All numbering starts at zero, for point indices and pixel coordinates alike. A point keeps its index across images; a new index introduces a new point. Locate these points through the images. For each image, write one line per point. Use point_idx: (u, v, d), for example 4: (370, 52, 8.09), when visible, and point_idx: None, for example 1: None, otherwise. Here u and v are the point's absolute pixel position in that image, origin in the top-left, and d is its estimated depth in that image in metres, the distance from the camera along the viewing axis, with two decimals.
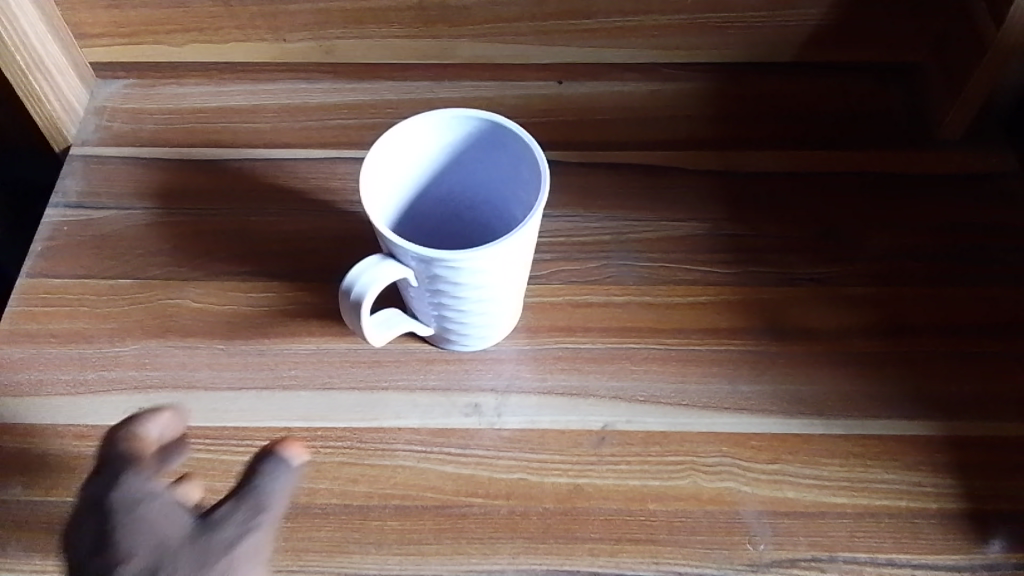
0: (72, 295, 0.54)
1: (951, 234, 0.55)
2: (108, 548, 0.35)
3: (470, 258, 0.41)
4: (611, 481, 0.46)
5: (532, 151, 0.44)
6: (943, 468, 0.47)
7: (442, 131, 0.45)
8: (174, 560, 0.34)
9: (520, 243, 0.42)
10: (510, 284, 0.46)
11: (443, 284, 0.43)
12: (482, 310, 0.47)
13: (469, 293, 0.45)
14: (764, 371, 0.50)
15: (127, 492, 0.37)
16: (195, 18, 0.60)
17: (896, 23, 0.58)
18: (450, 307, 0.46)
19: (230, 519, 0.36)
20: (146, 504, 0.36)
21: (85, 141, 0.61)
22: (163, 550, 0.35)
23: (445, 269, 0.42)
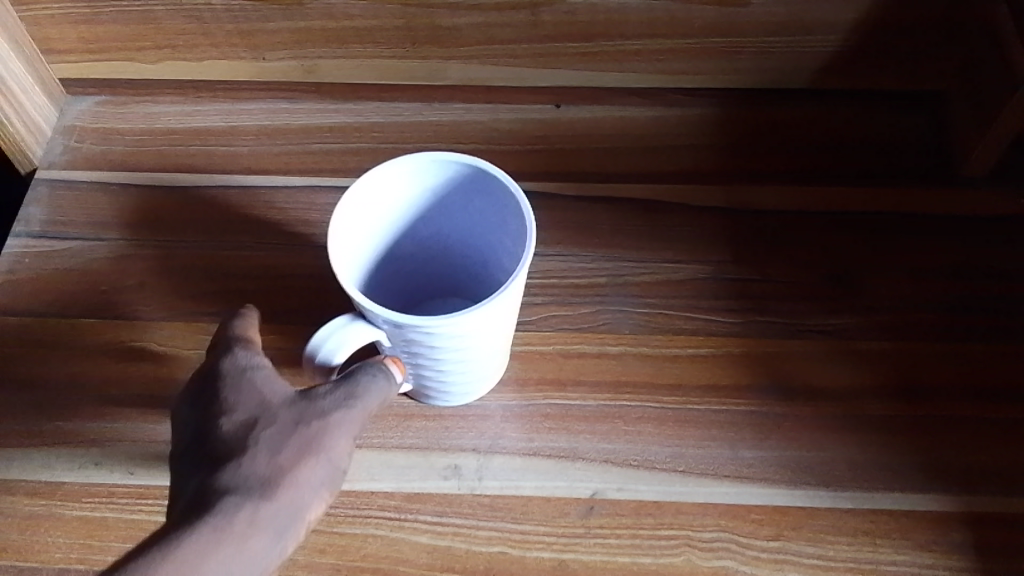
0: (31, 337, 0.51)
1: (974, 284, 0.51)
2: (213, 404, 0.35)
3: (448, 323, 0.37)
4: (598, 557, 0.43)
5: (518, 202, 0.40)
6: (959, 550, 0.43)
7: (420, 176, 0.41)
8: (276, 416, 0.34)
9: (503, 304, 0.38)
10: (494, 343, 0.42)
11: (419, 348, 0.40)
12: (463, 368, 0.43)
13: (448, 355, 0.41)
14: (768, 436, 0.46)
15: (232, 361, 0.37)
16: (167, 36, 0.56)
17: (921, 51, 0.54)
18: (428, 368, 0.42)
19: (330, 389, 0.35)
20: (250, 371, 0.36)
21: (52, 163, 0.58)
22: (266, 408, 0.35)
23: (421, 334, 0.38)
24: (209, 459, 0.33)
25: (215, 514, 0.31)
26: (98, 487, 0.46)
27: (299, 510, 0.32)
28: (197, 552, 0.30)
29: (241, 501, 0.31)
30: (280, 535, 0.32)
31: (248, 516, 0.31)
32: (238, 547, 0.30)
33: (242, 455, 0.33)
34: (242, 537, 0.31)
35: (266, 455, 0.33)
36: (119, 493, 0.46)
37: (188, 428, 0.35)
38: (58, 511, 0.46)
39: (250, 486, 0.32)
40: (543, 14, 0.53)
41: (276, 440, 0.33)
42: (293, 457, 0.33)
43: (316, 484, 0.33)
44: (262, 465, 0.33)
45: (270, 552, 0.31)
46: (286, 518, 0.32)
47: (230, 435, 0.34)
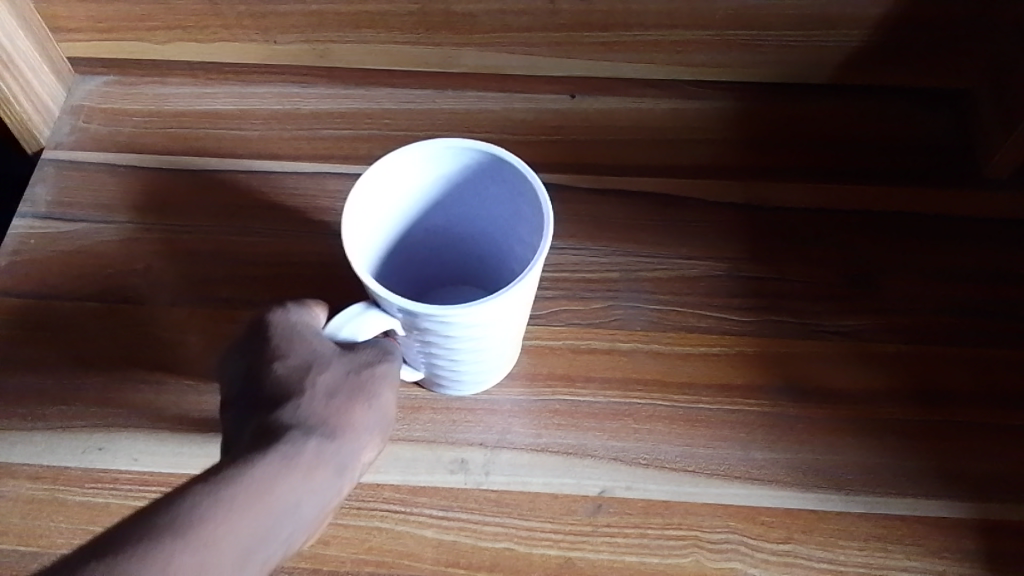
0: (36, 320, 0.50)
1: (993, 288, 0.50)
2: (264, 351, 0.35)
3: (461, 314, 0.36)
4: (606, 556, 0.42)
5: (535, 191, 0.39)
6: (972, 557, 0.43)
7: (435, 163, 0.40)
8: (328, 362, 0.35)
9: (517, 295, 0.37)
10: (507, 331, 0.41)
11: (431, 337, 0.39)
12: (475, 357, 0.42)
13: (460, 343, 0.40)
14: (781, 437, 0.45)
15: (283, 313, 0.37)
16: (178, 17, 0.55)
17: (946, 48, 0.53)
18: (438, 356, 0.41)
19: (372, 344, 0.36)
20: (300, 323, 0.36)
21: (59, 144, 0.57)
22: (320, 352, 0.35)
23: (432, 325, 0.37)
24: (267, 399, 0.34)
25: (281, 442, 0.31)
26: (101, 472, 0.46)
27: (356, 448, 0.33)
28: (271, 474, 0.30)
29: (306, 434, 0.32)
30: (342, 468, 0.32)
31: (312, 447, 0.32)
32: (305, 475, 0.31)
33: (300, 396, 0.34)
34: (308, 466, 0.31)
35: (323, 397, 0.34)
36: (123, 479, 0.46)
37: (239, 376, 0.36)
38: (61, 495, 0.45)
39: (312, 423, 0.33)
40: (561, 2, 0.53)
41: (332, 383, 0.34)
42: (349, 399, 0.34)
43: (369, 427, 0.34)
44: (320, 405, 0.33)
45: (332, 484, 0.32)
46: (345, 454, 0.33)
47: (285, 378, 0.34)
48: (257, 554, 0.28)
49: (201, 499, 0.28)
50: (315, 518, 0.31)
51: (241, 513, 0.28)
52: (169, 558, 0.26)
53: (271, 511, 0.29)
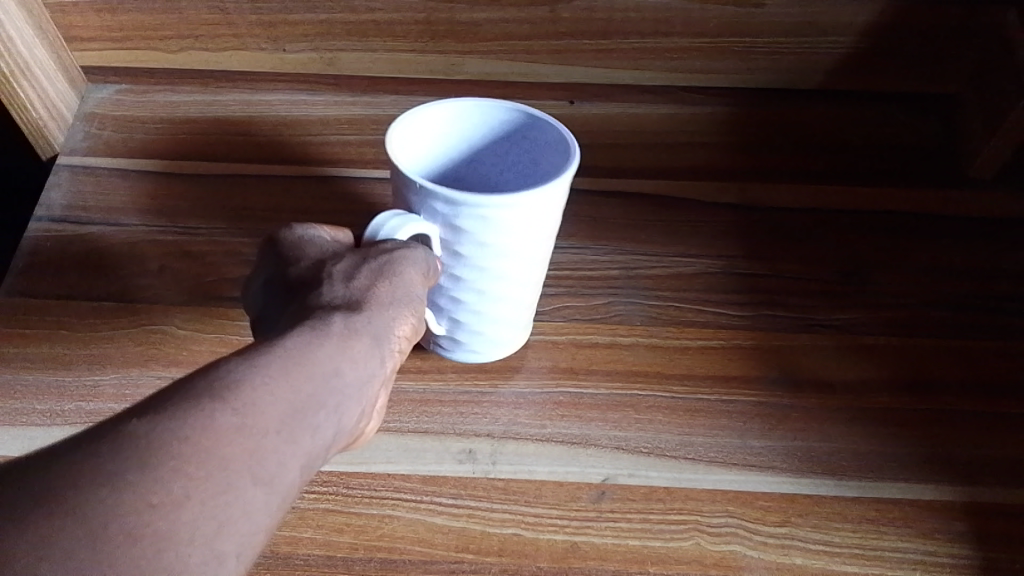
0: (52, 317, 0.51)
1: (978, 281, 0.52)
2: (283, 265, 0.38)
3: (495, 208, 0.37)
4: (609, 540, 0.43)
5: (556, 132, 0.41)
6: (962, 538, 0.44)
7: (462, 123, 0.43)
8: (345, 256, 0.37)
9: (550, 200, 0.38)
10: (533, 256, 0.42)
11: (460, 244, 0.39)
12: (505, 281, 0.42)
13: (487, 259, 0.40)
14: (777, 425, 0.47)
15: (291, 230, 0.40)
16: (192, 26, 0.58)
17: (926, 53, 0.56)
18: (464, 277, 0.42)
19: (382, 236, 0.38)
20: (310, 236, 0.39)
21: (73, 149, 0.58)
22: (335, 252, 0.38)
23: (467, 220, 0.38)
24: (295, 297, 0.36)
25: (315, 319, 0.33)
26: None
27: (389, 326, 0.35)
28: (305, 342, 0.31)
29: (334, 310, 0.34)
30: (379, 342, 0.34)
31: (346, 323, 0.33)
32: (341, 345, 0.32)
33: (324, 285, 0.36)
34: (344, 338, 0.33)
35: (345, 282, 0.36)
36: None
37: (263, 292, 0.38)
38: None
39: (341, 304, 0.34)
40: (561, 9, 0.55)
41: (350, 272, 0.36)
42: (372, 278, 0.36)
43: (399, 307, 0.36)
44: (345, 289, 0.35)
45: (371, 357, 0.33)
46: (378, 331, 0.34)
47: (308, 277, 0.37)
48: (306, 414, 0.29)
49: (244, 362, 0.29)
50: (359, 387, 0.32)
51: (282, 372, 0.29)
52: (223, 410, 0.27)
53: (314, 373, 0.30)
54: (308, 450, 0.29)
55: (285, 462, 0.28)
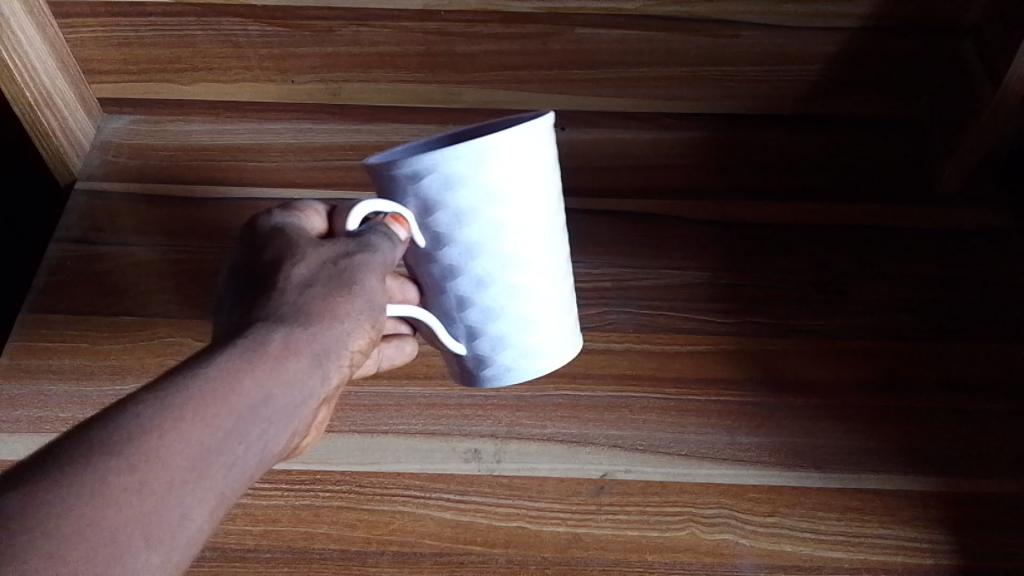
0: (74, 331, 0.55)
1: (945, 290, 0.55)
2: (252, 256, 0.38)
3: (455, 158, 0.37)
4: (609, 531, 0.46)
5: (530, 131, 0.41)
6: (937, 525, 0.47)
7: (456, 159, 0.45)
8: (303, 254, 0.37)
9: (519, 152, 0.38)
10: (527, 229, 0.40)
11: (447, 220, 0.38)
12: (507, 258, 0.40)
13: (473, 235, 0.39)
14: (762, 424, 0.50)
15: (266, 220, 0.40)
16: (205, 59, 0.61)
17: (888, 80, 0.60)
18: (460, 267, 0.40)
19: (346, 237, 0.38)
20: (281, 226, 0.39)
21: (90, 175, 0.62)
22: (295, 247, 0.37)
23: (432, 184, 0.37)
24: (254, 293, 0.36)
25: (251, 337, 0.33)
26: None
27: (336, 340, 0.35)
28: (233, 369, 0.31)
29: (276, 323, 0.34)
30: (315, 360, 0.34)
31: (285, 340, 0.33)
32: (271, 370, 0.32)
33: (275, 288, 0.35)
34: (277, 361, 0.33)
35: (295, 287, 0.35)
36: None
37: (231, 279, 0.39)
38: None
39: (284, 313, 0.34)
40: (552, 42, 0.59)
41: (305, 275, 0.36)
42: (325, 284, 0.35)
43: (354, 317, 0.36)
44: (293, 294, 0.35)
45: (307, 377, 0.33)
46: (319, 348, 0.34)
47: (268, 272, 0.37)
48: (221, 452, 0.30)
49: (157, 404, 0.29)
50: (289, 411, 0.33)
51: (199, 409, 0.30)
52: (119, 468, 0.27)
53: (234, 408, 0.31)
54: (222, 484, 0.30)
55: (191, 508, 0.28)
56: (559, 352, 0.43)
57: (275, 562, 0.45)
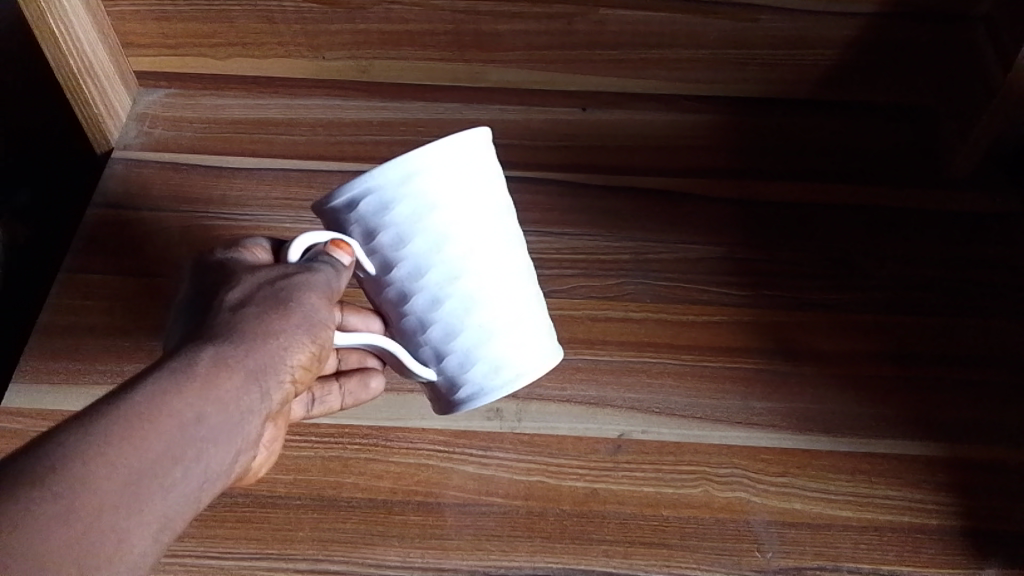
0: (109, 290, 0.57)
1: (954, 268, 0.57)
2: (193, 288, 0.39)
3: (384, 175, 0.38)
4: (627, 487, 0.48)
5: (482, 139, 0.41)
6: (944, 488, 0.48)
7: None
8: (243, 281, 0.37)
9: (444, 163, 0.38)
10: (472, 241, 0.39)
11: (385, 238, 0.39)
12: (455, 273, 0.39)
13: (417, 252, 0.39)
14: (776, 389, 0.52)
15: (210, 255, 0.40)
16: (239, 34, 0.63)
17: (904, 65, 0.62)
18: (413, 286, 0.40)
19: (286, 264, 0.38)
20: (223, 260, 0.40)
21: (127, 145, 0.64)
22: (235, 276, 0.38)
23: (367, 205, 0.38)
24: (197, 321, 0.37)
25: (182, 357, 0.33)
26: None
27: (272, 358, 0.35)
28: (167, 385, 0.31)
29: (211, 342, 0.34)
30: (252, 377, 0.34)
31: (217, 359, 0.33)
32: (207, 387, 0.32)
33: (213, 314, 0.36)
34: (212, 379, 0.33)
35: (230, 312, 0.36)
36: None
37: (177, 312, 0.39)
38: None
39: (221, 334, 0.35)
40: (576, 23, 0.61)
41: (241, 300, 0.36)
42: (261, 308, 0.36)
43: (292, 336, 0.36)
44: (230, 318, 0.35)
45: (243, 395, 0.34)
46: (255, 365, 0.34)
47: (207, 302, 0.37)
48: (156, 471, 0.30)
49: (83, 431, 0.29)
50: (227, 430, 0.33)
51: (131, 427, 0.30)
52: (43, 498, 0.27)
53: (171, 424, 0.31)
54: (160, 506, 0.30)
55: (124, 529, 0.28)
56: (532, 368, 0.42)
57: (304, 508, 0.47)
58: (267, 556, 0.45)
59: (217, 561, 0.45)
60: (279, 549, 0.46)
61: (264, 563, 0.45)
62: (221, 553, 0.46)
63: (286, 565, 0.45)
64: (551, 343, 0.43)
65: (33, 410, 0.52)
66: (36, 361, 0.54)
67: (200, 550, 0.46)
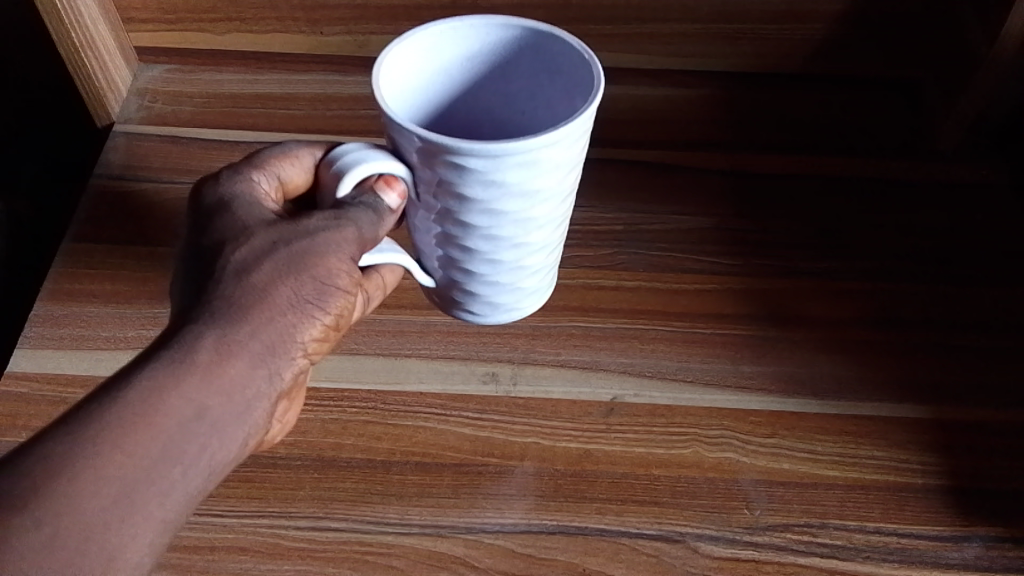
0: (111, 259, 0.57)
1: (942, 235, 0.58)
2: (200, 231, 0.39)
3: (493, 159, 0.35)
4: (619, 448, 0.49)
5: (567, 43, 0.39)
6: (929, 448, 0.49)
7: (447, 39, 0.40)
8: (249, 239, 0.38)
9: (549, 158, 0.36)
10: (537, 217, 0.40)
11: (459, 203, 0.38)
12: (505, 245, 0.41)
13: (485, 221, 0.39)
14: (764, 354, 0.53)
15: (213, 193, 0.40)
16: (239, 9, 0.65)
17: (890, 37, 0.64)
18: (462, 237, 0.41)
19: (302, 219, 0.39)
20: (229, 201, 0.40)
21: (128, 119, 0.64)
22: (240, 229, 0.38)
23: (460, 173, 0.36)
24: (197, 278, 0.37)
25: (183, 341, 0.34)
26: None
27: (275, 336, 0.36)
28: (161, 382, 0.33)
29: (212, 322, 0.35)
30: (251, 362, 0.35)
31: (218, 344, 0.35)
32: (202, 382, 0.34)
33: (215, 278, 0.36)
34: (212, 369, 0.34)
35: (232, 279, 0.36)
36: None
37: (180, 255, 0.39)
38: None
39: (221, 310, 0.35)
40: None
41: (244, 262, 0.37)
42: (265, 276, 0.37)
43: (292, 313, 0.37)
44: (232, 286, 0.36)
45: (247, 379, 0.35)
46: (258, 348, 0.36)
47: (208, 256, 0.37)
48: (149, 477, 0.32)
49: (65, 448, 0.31)
50: (229, 420, 0.34)
51: (121, 439, 0.31)
52: (27, 524, 0.29)
53: (162, 429, 0.32)
54: (159, 508, 0.32)
55: (118, 540, 0.31)
56: (529, 298, 0.48)
57: (305, 469, 0.48)
58: (269, 514, 0.46)
59: (220, 519, 0.46)
60: (280, 507, 0.47)
61: (266, 520, 0.46)
62: (223, 511, 0.47)
63: (287, 522, 0.46)
64: (548, 273, 0.48)
65: (37, 374, 0.52)
66: (39, 327, 0.54)
67: (202, 508, 0.47)
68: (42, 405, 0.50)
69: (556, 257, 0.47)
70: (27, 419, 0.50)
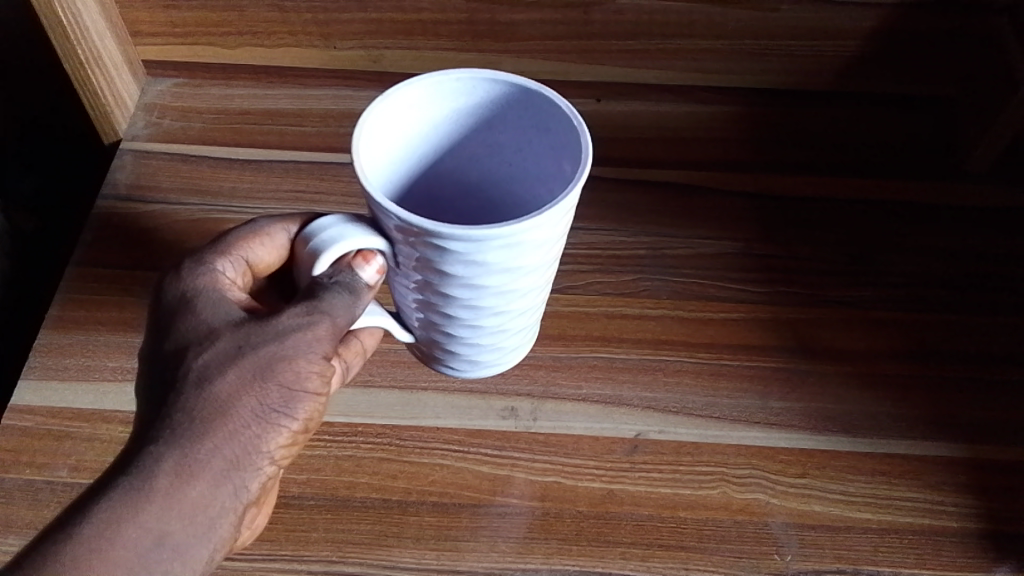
0: (120, 284, 0.55)
1: (974, 263, 0.56)
2: (166, 330, 0.37)
3: (474, 243, 0.34)
4: (643, 488, 0.47)
5: (559, 107, 0.37)
6: (964, 490, 0.47)
7: (438, 93, 0.38)
8: (213, 344, 0.36)
9: (532, 239, 0.35)
10: (519, 288, 0.39)
11: (439, 277, 0.37)
12: (487, 312, 0.40)
13: (465, 293, 0.38)
14: (794, 389, 0.51)
15: (177, 287, 0.39)
16: (249, 23, 0.63)
17: (923, 54, 0.62)
18: (442, 306, 0.39)
19: (271, 317, 0.37)
20: (194, 295, 0.38)
21: (136, 136, 0.63)
22: (206, 331, 0.36)
23: (440, 253, 0.35)
24: (161, 388, 0.35)
25: (140, 465, 0.33)
26: None
27: (238, 449, 0.35)
28: (117, 514, 0.31)
29: (170, 442, 0.33)
30: (213, 483, 0.34)
31: (179, 465, 0.33)
32: (160, 512, 0.32)
33: (176, 391, 0.35)
34: (171, 494, 0.33)
35: (193, 390, 0.34)
36: None
37: (145, 355, 0.38)
38: None
39: (181, 428, 0.34)
40: (592, 12, 0.61)
41: (206, 371, 0.35)
42: (229, 386, 0.35)
43: (259, 423, 0.35)
44: (192, 400, 0.34)
45: (209, 498, 0.34)
46: (221, 464, 0.34)
47: (173, 362, 0.36)
48: None
49: None
50: (192, 543, 0.33)
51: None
52: None
53: (120, 561, 0.31)
54: None
55: None
56: (511, 349, 0.47)
57: (317, 509, 0.46)
58: (281, 557, 0.45)
59: (231, 561, 0.45)
60: (292, 550, 0.45)
61: (278, 565, 0.45)
62: (235, 554, 0.45)
63: (299, 566, 0.45)
64: (532, 327, 0.46)
65: (43, 407, 0.50)
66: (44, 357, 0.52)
67: None
68: (46, 439, 0.49)
69: (540, 313, 0.46)
70: (31, 454, 0.48)
